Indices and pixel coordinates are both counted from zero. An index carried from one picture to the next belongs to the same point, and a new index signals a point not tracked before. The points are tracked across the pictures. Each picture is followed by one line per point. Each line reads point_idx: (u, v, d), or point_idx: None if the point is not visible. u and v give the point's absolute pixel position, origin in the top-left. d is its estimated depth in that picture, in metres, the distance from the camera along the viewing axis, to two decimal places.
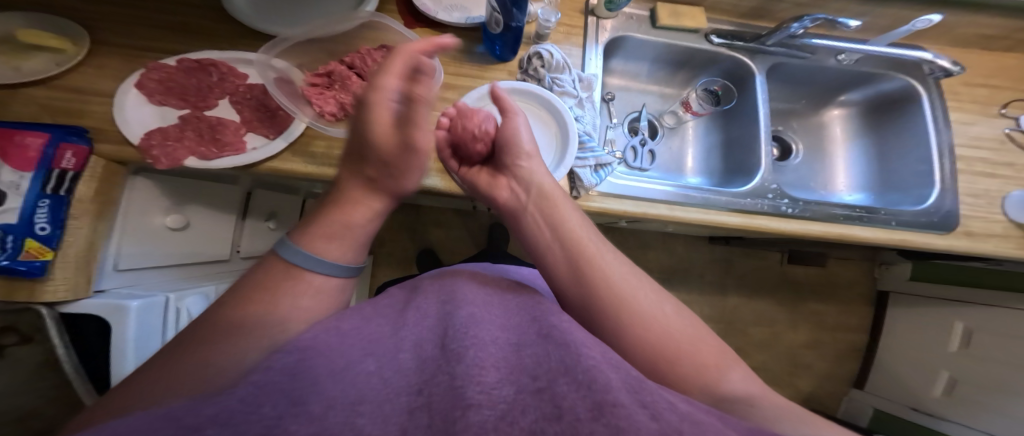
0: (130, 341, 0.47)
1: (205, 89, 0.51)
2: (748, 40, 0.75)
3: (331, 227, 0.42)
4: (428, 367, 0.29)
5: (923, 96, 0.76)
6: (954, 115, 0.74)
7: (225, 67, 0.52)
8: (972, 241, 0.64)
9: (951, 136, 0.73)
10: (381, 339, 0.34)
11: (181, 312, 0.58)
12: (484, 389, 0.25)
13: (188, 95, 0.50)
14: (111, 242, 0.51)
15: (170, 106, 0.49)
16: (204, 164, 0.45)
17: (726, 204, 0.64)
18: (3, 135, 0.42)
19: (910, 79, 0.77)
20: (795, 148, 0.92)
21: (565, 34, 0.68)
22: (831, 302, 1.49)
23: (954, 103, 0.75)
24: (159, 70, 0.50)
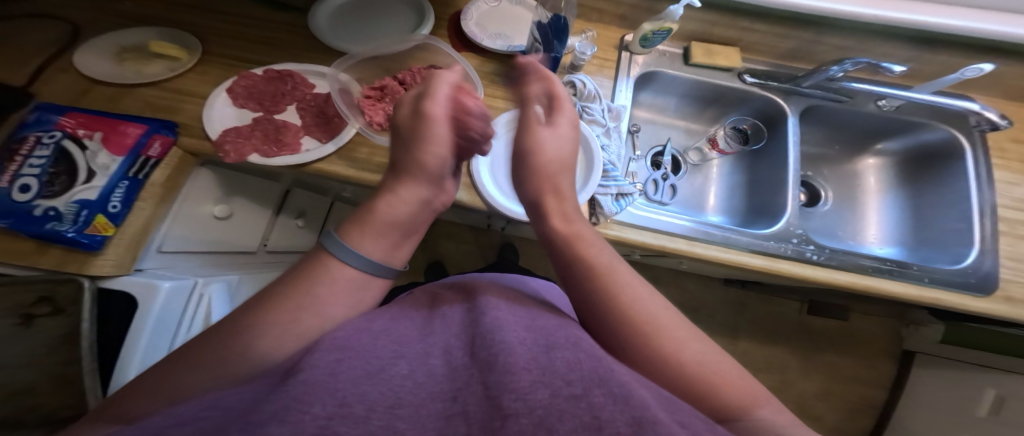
0: (151, 323, 0.51)
1: (279, 95, 0.54)
2: (782, 81, 0.75)
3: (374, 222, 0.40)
4: (460, 375, 0.28)
5: (967, 150, 0.74)
6: (996, 174, 0.72)
7: (299, 77, 0.56)
8: (1013, 307, 0.61)
9: (994, 196, 0.70)
10: (408, 343, 0.33)
11: (204, 297, 0.62)
12: (520, 395, 0.23)
13: (264, 100, 0.53)
14: (162, 225, 0.54)
15: (249, 109, 0.52)
16: (264, 161, 0.48)
17: (749, 245, 0.64)
18: (112, 124, 0.49)
19: (955, 131, 0.76)
20: (824, 195, 0.91)
21: (599, 66, 0.70)
22: (853, 355, 1.42)
23: (999, 160, 0.74)
24: (245, 78, 0.54)
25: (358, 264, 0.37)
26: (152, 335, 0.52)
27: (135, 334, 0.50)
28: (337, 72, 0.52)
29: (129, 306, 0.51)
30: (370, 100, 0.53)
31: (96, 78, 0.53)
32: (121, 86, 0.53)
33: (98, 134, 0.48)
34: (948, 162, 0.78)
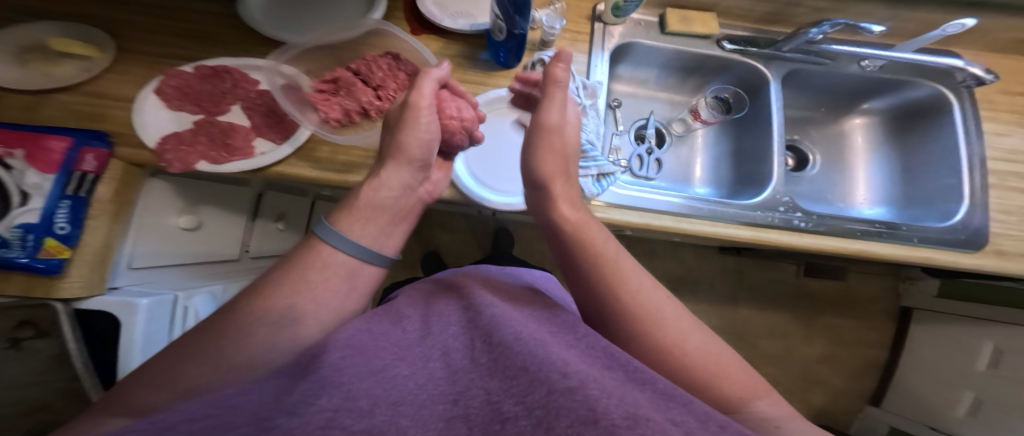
0: (137, 336, 0.51)
1: (218, 94, 0.52)
2: (761, 46, 0.71)
3: (366, 210, 0.39)
4: (461, 378, 0.29)
5: (954, 106, 0.71)
6: (985, 126, 0.69)
7: (237, 73, 0.53)
8: (1004, 260, 0.61)
9: (984, 148, 0.68)
10: (409, 347, 0.34)
11: (188, 311, 0.61)
12: (521, 399, 0.25)
13: (202, 101, 0.51)
14: (127, 240, 0.53)
15: (186, 111, 0.50)
16: (214, 168, 0.47)
17: (735, 217, 0.62)
18: (31, 138, 0.45)
19: (937, 86, 0.72)
20: (812, 159, 0.89)
21: (571, 41, 0.66)
22: (851, 316, 1.43)
23: (987, 112, 0.70)
24: (176, 78, 0.51)
25: (348, 250, 0.36)
26: (141, 349, 0.52)
27: (121, 349, 0.50)
28: (280, 66, 0.50)
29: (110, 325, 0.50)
30: (323, 94, 0.51)
31: (3, 85, 0.49)
32: (31, 92, 0.50)
33: (20, 151, 0.44)
34: (934, 118, 0.75)
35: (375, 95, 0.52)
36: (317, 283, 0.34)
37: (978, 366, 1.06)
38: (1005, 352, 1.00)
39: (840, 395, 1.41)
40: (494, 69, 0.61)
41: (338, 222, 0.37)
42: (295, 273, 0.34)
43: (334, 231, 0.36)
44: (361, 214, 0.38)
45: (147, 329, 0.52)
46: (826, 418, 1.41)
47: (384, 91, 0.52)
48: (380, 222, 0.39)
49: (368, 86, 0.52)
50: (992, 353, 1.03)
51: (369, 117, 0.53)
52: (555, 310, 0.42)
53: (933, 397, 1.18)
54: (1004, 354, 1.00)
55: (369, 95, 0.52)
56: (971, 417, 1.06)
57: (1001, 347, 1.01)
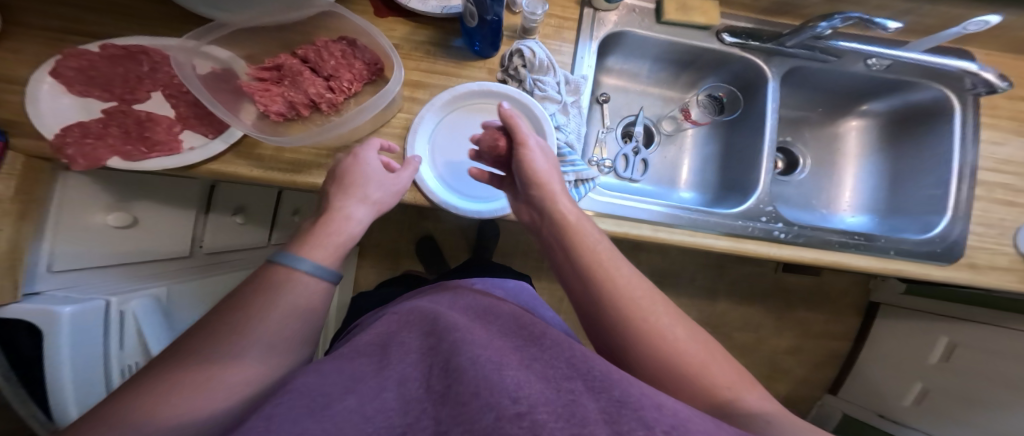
0: (63, 348, 0.46)
1: (132, 79, 0.46)
2: (765, 40, 0.63)
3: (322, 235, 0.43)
4: (412, 409, 0.28)
5: (956, 111, 0.67)
6: (984, 134, 0.66)
7: (157, 54, 0.48)
8: (974, 273, 0.61)
9: (978, 154, 0.65)
10: (364, 375, 0.32)
11: (126, 316, 0.55)
12: (470, 428, 0.23)
13: (113, 86, 0.45)
14: (43, 241, 0.49)
15: (94, 98, 0.45)
16: (128, 164, 0.42)
17: (715, 226, 0.60)
18: None
19: (944, 89, 0.67)
20: (802, 163, 0.84)
21: (556, 28, 0.58)
22: (823, 310, 1.46)
23: (990, 119, 0.66)
24: (78, 58, 0.45)
25: (309, 269, 0.40)
26: (74, 361, 0.47)
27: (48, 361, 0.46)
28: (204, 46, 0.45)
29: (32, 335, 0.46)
30: (263, 83, 0.47)
31: None
32: None
33: None
34: (935, 122, 0.71)
35: (326, 85, 0.48)
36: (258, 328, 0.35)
37: (932, 358, 1.09)
38: (958, 347, 1.03)
39: (801, 385, 1.47)
40: (467, 59, 0.56)
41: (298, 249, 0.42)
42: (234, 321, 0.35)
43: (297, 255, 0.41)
44: (326, 240, 0.43)
45: (76, 337, 0.47)
46: (789, 404, 1.48)
47: (334, 81, 0.48)
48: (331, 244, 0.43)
49: (315, 75, 0.48)
50: (946, 347, 1.06)
51: (318, 110, 0.48)
52: (527, 317, 0.42)
53: (885, 385, 1.25)
54: (957, 348, 1.03)
55: (317, 86, 0.47)
56: (915, 406, 1.12)
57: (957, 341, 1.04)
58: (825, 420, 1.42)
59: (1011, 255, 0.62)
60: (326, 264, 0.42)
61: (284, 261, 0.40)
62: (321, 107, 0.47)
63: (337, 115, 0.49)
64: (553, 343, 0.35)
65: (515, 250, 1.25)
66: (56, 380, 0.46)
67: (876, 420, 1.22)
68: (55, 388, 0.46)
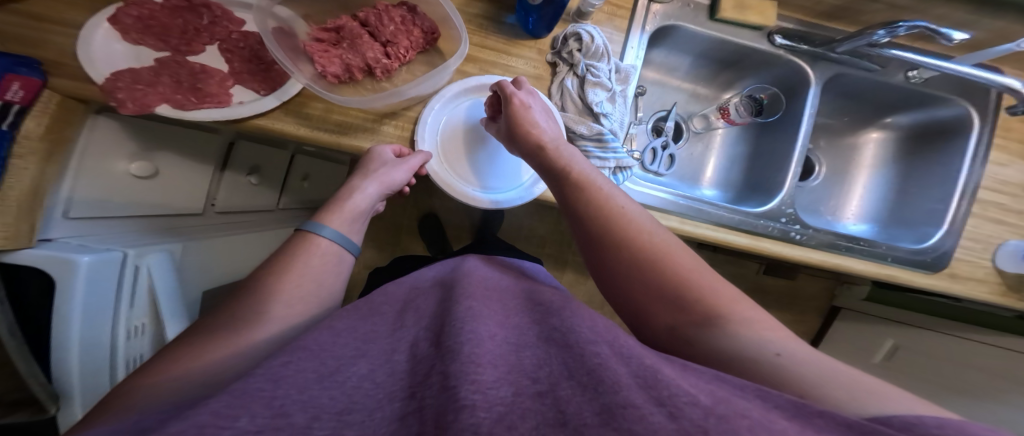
0: (76, 299, 0.43)
1: (191, 32, 0.46)
2: (815, 44, 0.65)
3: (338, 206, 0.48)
4: (421, 367, 0.27)
5: (975, 129, 0.71)
6: (991, 155, 0.70)
7: (218, 9, 0.48)
8: (952, 282, 0.67)
9: (982, 176, 0.70)
10: (375, 340, 0.32)
11: (140, 271, 0.53)
12: (480, 389, 0.21)
13: (170, 37, 0.46)
14: (64, 180, 0.46)
15: (148, 47, 0.45)
16: (179, 114, 0.41)
17: (737, 223, 0.63)
18: None
19: (967, 106, 0.72)
20: (817, 171, 0.89)
21: (609, 15, 0.58)
22: (793, 311, 1.55)
23: (1001, 140, 0.71)
24: (139, 6, 0.44)
25: (327, 235, 0.45)
26: (85, 306, 0.44)
27: (59, 312, 0.43)
28: (272, 5, 0.44)
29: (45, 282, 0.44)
30: (322, 44, 0.47)
31: None
32: None
33: None
34: (951, 139, 0.75)
35: (382, 51, 0.47)
36: (281, 298, 0.37)
37: (876, 357, 1.19)
38: (901, 349, 1.10)
39: None
40: (519, 37, 0.55)
41: (323, 217, 0.47)
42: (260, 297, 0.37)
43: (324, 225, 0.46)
44: (343, 213, 0.48)
45: (90, 291, 0.44)
46: None
47: (392, 48, 0.47)
48: (347, 213, 0.48)
49: (376, 40, 0.47)
50: (890, 349, 1.13)
51: (371, 76, 0.48)
52: (542, 295, 0.42)
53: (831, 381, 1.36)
54: (899, 349, 1.11)
55: (375, 51, 0.46)
56: None
57: (898, 343, 1.11)
58: None
59: (988, 268, 0.68)
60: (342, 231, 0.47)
61: (308, 228, 0.45)
62: (376, 72, 0.47)
63: (388, 81, 0.49)
64: (572, 315, 0.35)
65: (517, 234, 1.26)
66: (64, 324, 0.43)
67: None
68: (60, 332, 0.43)
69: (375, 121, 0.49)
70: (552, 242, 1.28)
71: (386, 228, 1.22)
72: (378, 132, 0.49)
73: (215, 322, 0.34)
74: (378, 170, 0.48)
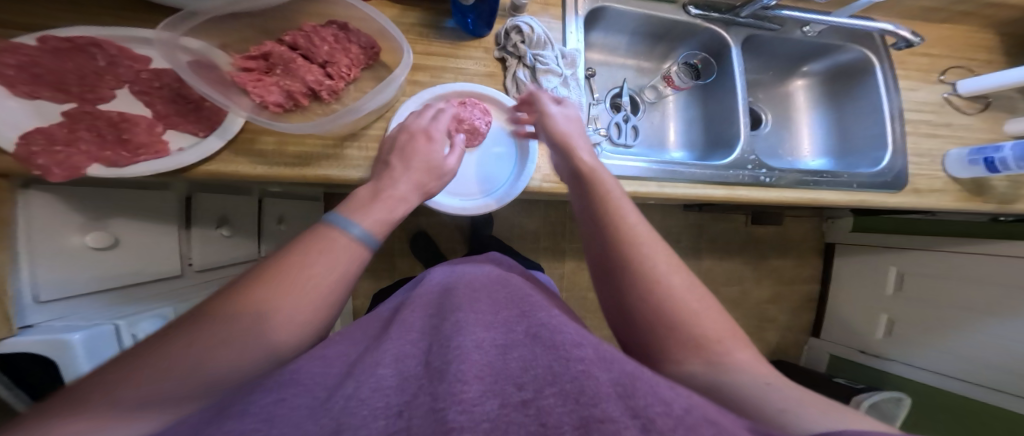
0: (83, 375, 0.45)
1: (93, 76, 0.44)
2: (723, 12, 0.69)
3: (362, 201, 0.42)
4: (409, 386, 0.27)
5: (877, 67, 0.77)
6: (901, 82, 0.76)
7: (112, 48, 0.45)
8: (918, 197, 0.72)
9: (901, 102, 0.76)
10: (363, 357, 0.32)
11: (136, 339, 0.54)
12: (466, 408, 0.23)
13: (70, 84, 0.43)
14: (22, 270, 0.44)
15: (47, 100, 0.42)
16: (114, 171, 0.41)
17: (710, 178, 0.65)
18: None
19: (864, 51, 0.77)
20: (764, 119, 0.91)
21: (542, 6, 0.61)
22: (789, 256, 1.50)
23: (902, 73, 0.77)
24: (14, 52, 0.40)
25: (360, 236, 0.38)
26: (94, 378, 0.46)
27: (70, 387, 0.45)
28: (176, 37, 0.42)
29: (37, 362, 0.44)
30: (253, 74, 0.47)
31: None
32: None
33: None
34: (861, 80, 0.81)
35: (323, 72, 0.48)
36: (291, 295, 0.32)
37: (887, 289, 1.23)
38: (907, 275, 1.17)
39: (787, 331, 1.51)
40: (461, 39, 0.57)
41: (354, 215, 0.40)
42: (265, 297, 0.31)
43: (353, 224, 0.39)
44: (376, 209, 0.41)
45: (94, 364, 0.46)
46: (778, 352, 1.52)
47: (332, 67, 0.48)
48: (382, 216, 0.42)
49: (310, 61, 0.48)
50: (896, 277, 1.20)
51: (314, 98, 0.49)
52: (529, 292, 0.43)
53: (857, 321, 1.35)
54: (906, 276, 1.17)
55: (315, 73, 0.48)
56: (888, 337, 1.22)
57: (903, 270, 1.18)
58: (814, 361, 1.49)
59: (943, 178, 0.73)
60: (376, 231, 0.40)
61: (336, 223, 0.38)
62: (322, 94, 0.48)
63: (337, 102, 0.51)
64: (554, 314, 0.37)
65: (509, 233, 1.26)
66: None
67: (860, 356, 1.31)
68: None
69: (336, 145, 0.50)
70: (545, 235, 1.29)
71: (378, 257, 1.21)
72: (342, 156, 0.50)
73: (217, 317, 0.29)
74: (410, 160, 0.46)
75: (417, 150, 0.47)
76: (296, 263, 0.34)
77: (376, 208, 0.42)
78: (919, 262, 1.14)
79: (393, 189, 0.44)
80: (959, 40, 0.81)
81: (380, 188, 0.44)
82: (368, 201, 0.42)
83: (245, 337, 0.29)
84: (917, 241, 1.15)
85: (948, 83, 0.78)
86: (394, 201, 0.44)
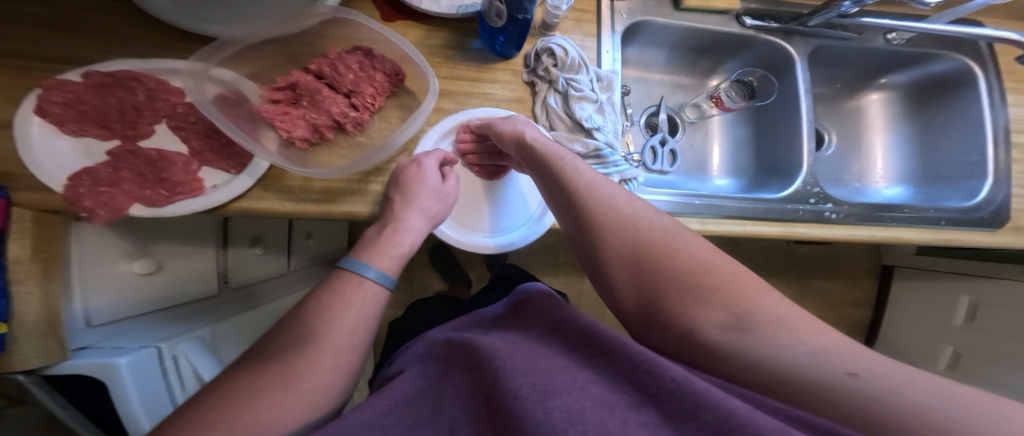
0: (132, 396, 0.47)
1: (134, 111, 0.43)
2: (784, 21, 0.62)
3: (378, 241, 0.43)
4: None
5: (980, 78, 0.66)
6: (1010, 97, 0.65)
7: (153, 81, 0.44)
8: (1022, 237, 0.60)
9: (1009, 114, 0.65)
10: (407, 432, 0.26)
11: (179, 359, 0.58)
12: None
13: (112, 121, 0.42)
14: (72, 299, 0.47)
15: (92, 137, 0.41)
16: (154, 211, 0.40)
17: (763, 214, 0.58)
18: None
19: (965, 60, 0.67)
20: (828, 138, 0.80)
21: (575, 21, 0.55)
22: (836, 277, 1.35)
23: (1012, 83, 0.66)
24: (61, 90, 0.40)
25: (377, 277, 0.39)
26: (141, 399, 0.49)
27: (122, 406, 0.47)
28: (209, 67, 0.41)
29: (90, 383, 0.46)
30: (279, 105, 0.45)
31: None
32: None
33: None
34: (958, 92, 0.69)
35: (348, 102, 0.46)
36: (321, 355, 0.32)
37: (955, 321, 1.06)
38: (981, 306, 1.00)
39: None
40: (488, 61, 0.53)
41: (364, 256, 0.41)
42: (291, 355, 0.31)
43: (368, 265, 0.40)
44: (386, 248, 0.42)
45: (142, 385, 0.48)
46: None
47: (357, 97, 0.46)
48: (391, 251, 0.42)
49: (335, 91, 0.46)
50: (968, 307, 1.03)
51: (340, 129, 0.46)
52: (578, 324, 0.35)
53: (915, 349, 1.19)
54: (980, 307, 1.01)
55: (340, 104, 0.45)
56: (951, 370, 1.08)
57: (977, 300, 1.01)
58: None
59: None
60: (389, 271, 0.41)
61: (351, 268, 0.39)
62: (346, 127, 0.46)
63: (362, 134, 0.48)
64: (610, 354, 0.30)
65: (529, 246, 1.22)
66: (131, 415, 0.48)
67: None
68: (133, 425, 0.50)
69: (362, 180, 0.48)
70: (565, 249, 1.23)
71: None
72: (366, 191, 0.48)
73: (249, 373, 0.30)
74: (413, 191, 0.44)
75: (413, 178, 0.45)
76: (314, 314, 0.35)
77: (379, 247, 0.42)
78: (991, 291, 0.98)
79: (407, 224, 0.44)
80: None
81: (392, 222, 0.44)
82: (386, 243, 0.43)
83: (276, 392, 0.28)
84: (982, 268, 1.00)
85: None
86: (401, 232, 0.44)
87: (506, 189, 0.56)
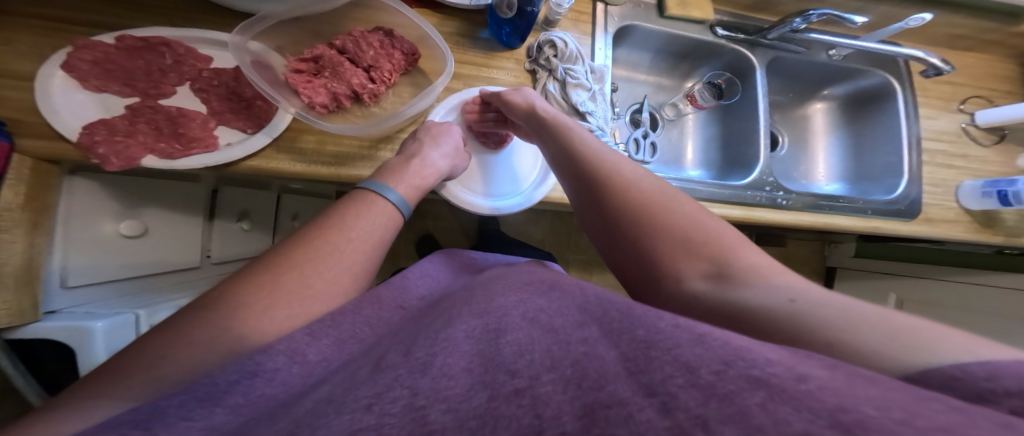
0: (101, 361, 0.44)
1: (157, 73, 0.45)
2: (749, 33, 0.71)
3: (399, 166, 0.46)
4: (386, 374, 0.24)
5: (898, 93, 0.78)
6: (923, 110, 0.78)
7: (180, 47, 0.46)
8: (931, 226, 0.72)
9: (921, 129, 0.77)
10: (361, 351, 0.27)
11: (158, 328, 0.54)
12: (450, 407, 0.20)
13: (136, 80, 0.44)
14: (53, 256, 0.46)
15: (113, 93, 0.43)
16: (166, 163, 0.41)
17: (728, 198, 0.65)
18: None
19: (886, 76, 0.79)
20: (782, 140, 0.92)
21: (573, 21, 0.62)
22: None
23: (924, 99, 0.79)
24: (92, 49, 0.43)
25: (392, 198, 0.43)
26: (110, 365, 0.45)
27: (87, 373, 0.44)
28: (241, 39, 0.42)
29: (57, 351, 0.43)
30: (303, 75, 0.47)
31: None
32: None
33: None
34: (881, 104, 0.82)
35: (367, 76, 0.49)
36: (323, 270, 0.33)
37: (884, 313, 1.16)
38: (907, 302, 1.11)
39: None
40: (494, 49, 0.57)
41: (387, 181, 0.44)
42: (298, 264, 0.33)
43: (390, 189, 0.43)
44: (405, 180, 0.45)
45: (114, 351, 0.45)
46: None
47: (376, 72, 0.49)
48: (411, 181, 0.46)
49: (355, 65, 0.49)
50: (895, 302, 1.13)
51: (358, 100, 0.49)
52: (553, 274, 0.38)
53: None
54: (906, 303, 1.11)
55: (360, 77, 0.48)
56: None
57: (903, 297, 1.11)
58: None
59: (956, 209, 0.74)
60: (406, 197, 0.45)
61: (373, 188, 0.43)
62: (363, 97, 0.48)
63: (376, 106, 0.51)
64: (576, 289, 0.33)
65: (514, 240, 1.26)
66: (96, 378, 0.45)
67: None
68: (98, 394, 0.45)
69: (371, 147, 0.50)
70: (549, 244, 1.29)
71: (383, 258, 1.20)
72: (375, 158, 0.50)
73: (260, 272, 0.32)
74: (441, 138, 0.51)
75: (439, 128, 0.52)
76: (317, 234, 0.36)
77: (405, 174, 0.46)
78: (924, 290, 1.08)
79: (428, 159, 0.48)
80: (976, 72, 0.82)
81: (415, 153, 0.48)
82: (406, 171, 0.46)
83: (279, 293, 0.30)
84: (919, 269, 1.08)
85: (967, 113, 0.79)
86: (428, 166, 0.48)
87: (497, 162, 0.59)
